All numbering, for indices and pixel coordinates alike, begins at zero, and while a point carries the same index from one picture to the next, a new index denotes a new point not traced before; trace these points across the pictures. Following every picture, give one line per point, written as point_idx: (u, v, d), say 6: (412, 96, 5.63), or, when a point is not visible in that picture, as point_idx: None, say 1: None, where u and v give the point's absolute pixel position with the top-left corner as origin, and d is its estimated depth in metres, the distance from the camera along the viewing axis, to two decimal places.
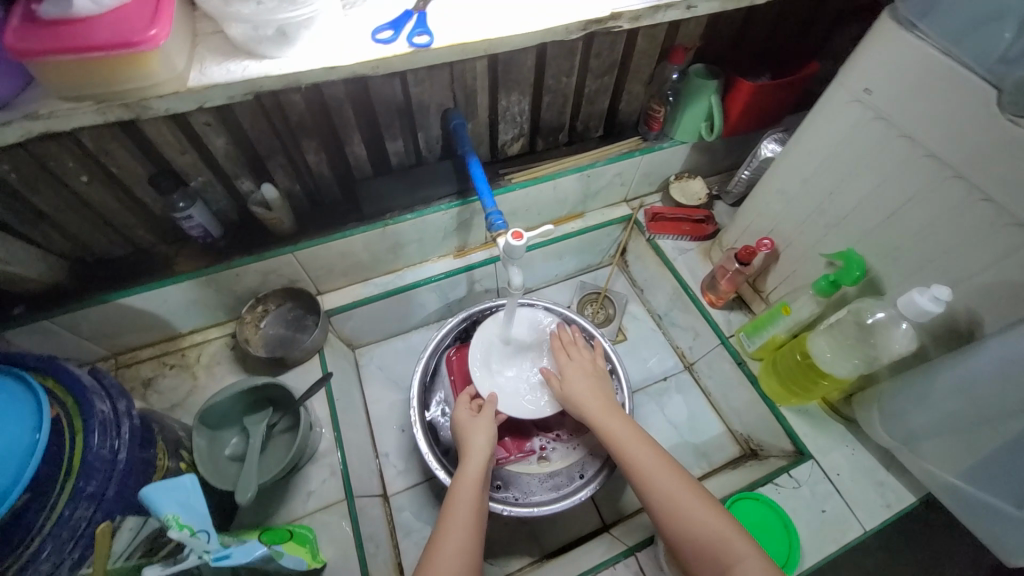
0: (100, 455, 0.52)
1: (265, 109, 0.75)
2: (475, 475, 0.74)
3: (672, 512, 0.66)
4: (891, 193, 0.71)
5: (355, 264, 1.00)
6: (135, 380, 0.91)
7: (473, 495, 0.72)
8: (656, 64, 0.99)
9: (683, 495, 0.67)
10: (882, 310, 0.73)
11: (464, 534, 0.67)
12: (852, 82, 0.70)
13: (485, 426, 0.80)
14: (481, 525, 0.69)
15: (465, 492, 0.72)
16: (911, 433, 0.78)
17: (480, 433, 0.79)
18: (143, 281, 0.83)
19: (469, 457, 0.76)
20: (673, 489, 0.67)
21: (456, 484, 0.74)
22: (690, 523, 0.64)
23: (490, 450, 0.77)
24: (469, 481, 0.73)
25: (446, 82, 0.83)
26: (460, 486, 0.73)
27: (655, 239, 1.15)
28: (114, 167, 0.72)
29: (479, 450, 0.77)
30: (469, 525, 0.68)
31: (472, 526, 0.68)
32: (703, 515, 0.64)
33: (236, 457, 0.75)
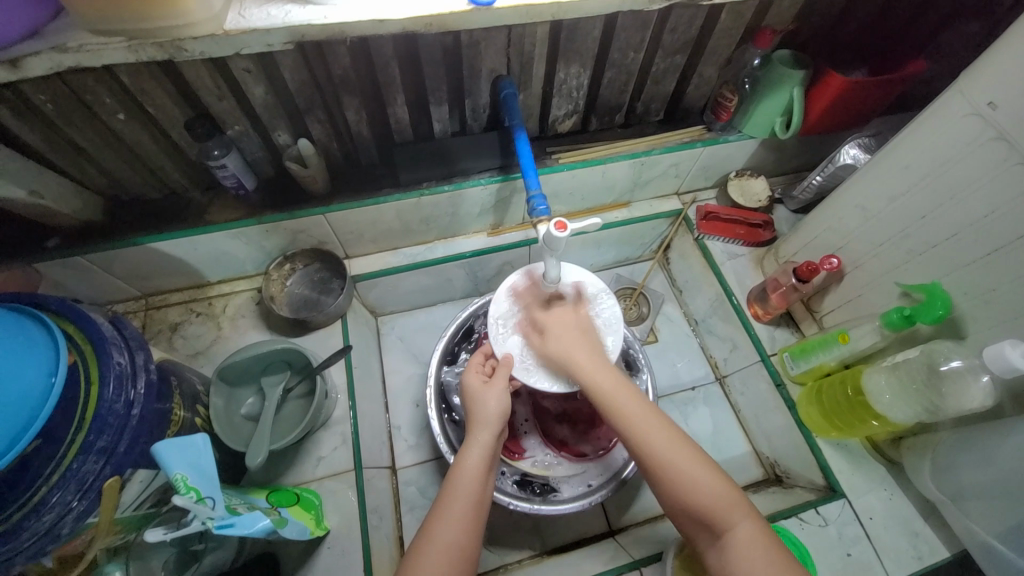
0: (113, 409, 0.52)
1: (307, 59, 0.70)
2: (477, 460, 0.67)
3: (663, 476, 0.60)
4: (999, 227, 0.61)
5: (386, 232, 0.96)
6: (162, 324, 0.91)
7: (477, 484, 0.65)
8: (736, 47, 0.89)
9: (678, 457, 0.60)
10: (961, 359, 0.66)
11: (460, 526, 0.61)
12: (975, 90, 0.59)
13: (498, 396, 0.71)
14: (478, 511, 0.64)
15: (463, 479, 0.65)
16: (959, 489, 0.71)
17: (490, 402, 0.70)
18: (174, 227, 0.82)
19: (473, 437, 0.69)
20: (666, 450, 0.61)
21: (453, 469, 0.66)
22: (688, 487, 0.59)
23: (497, 427, 0.69)
24: (468, 469, 0.66)
25: (502, 46, 0.76)
26: (458, 472, 0.66)
27: (704, 240, 1.07)
28: (150, 107, 0.70)
29: (487, 427, 0.69)
30: (466, 519, 0.62)
31: (469, 519, 0.62)
32: (703, 479, 0.59)
33: (251, 417, 0.75)
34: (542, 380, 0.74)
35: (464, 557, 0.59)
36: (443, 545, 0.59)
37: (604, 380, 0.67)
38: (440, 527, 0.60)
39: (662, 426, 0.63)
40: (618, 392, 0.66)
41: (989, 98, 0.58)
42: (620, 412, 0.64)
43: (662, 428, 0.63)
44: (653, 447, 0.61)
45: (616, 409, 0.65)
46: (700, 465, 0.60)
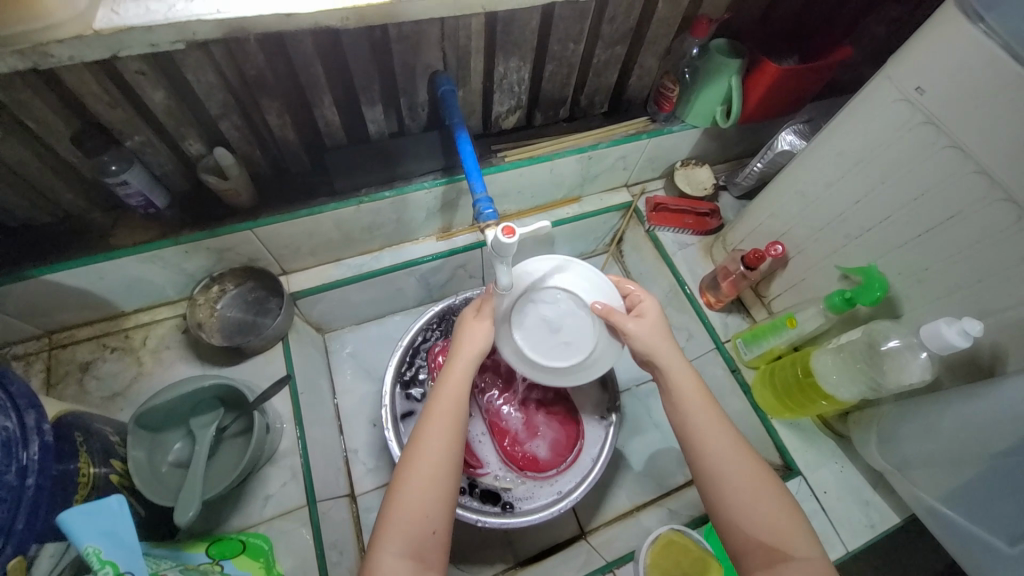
0: (2, 482, 0.45)
1: (214, 60, 0.62)
2: (461, 378, 0.63)
3: (731, 496, 0.57)
4: (930, 209, 0.64)
5: (325, 244, 0.89)
6: (70, 364, 0.80)
7: (461, 399, 0.62)
8: (675, 37, 0.89)
9: (754, 480, 0.57)
10: (898, 338, 0.69)
11: (443, 441, 0.58)
12: (904, 77, 0.61)
13: (482, 330, 0.67)
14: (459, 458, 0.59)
15: (444, 397, 0.61)
16: (904, 458, 0.75)
17: (478, 327, 0.68)
18: (73, 255, 0.72)
19: (456, 357, 0.65)
20: (740, 475, 0.57)
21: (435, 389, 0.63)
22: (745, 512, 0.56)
23: (482, 349, 0.66)
24: (447, 388, 0.62)
25: (436, 39, 0.71)
26: (441, 387, 0.62)
27: (655, 232, 1.07)
28: (27, 120, 0.60)
29: (468, 346, 0.66)
30: (449, 434, 0.59)
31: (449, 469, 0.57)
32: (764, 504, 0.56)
33: (180, 463, 0.68)
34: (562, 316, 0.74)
35: (446, 468, 0.57)
36: (426, 469, 0.56)
37: (691, 385, 0.63)
38: (425, 447, 0.58)
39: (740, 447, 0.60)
40: (697, 402, 0.62)
41: (916, 85, 0.60)
42: (693, 420, 0.61)
43: (737, 448, 0.59)
44: (730, 467, 0.58)
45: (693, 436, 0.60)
46: (772, 493, 0.57)
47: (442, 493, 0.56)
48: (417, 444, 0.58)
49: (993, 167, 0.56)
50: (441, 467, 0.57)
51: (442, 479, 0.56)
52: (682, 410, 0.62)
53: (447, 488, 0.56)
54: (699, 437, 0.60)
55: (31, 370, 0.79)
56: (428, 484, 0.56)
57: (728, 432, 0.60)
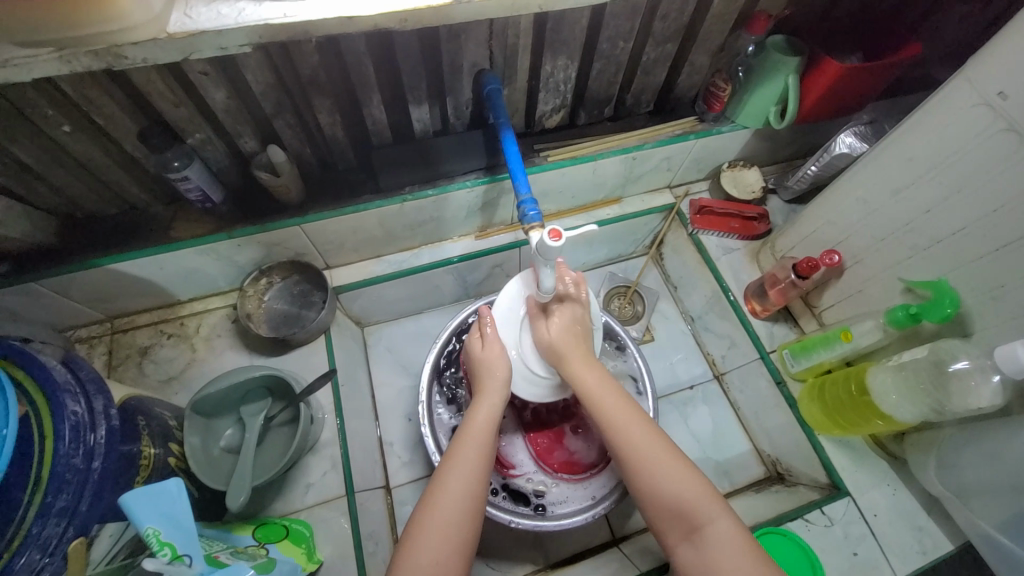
0: (70, 465, 0.47)
1: (271, 60, 0.64)
2: (487, 420, 0.67)
3: (646, 474, 0.60)
4: (1011, 221, 0.59)
5: (368, 240, 0.91)
6: (130, 348, 0.85)
7: (487, 440, 0.65)
8: (730, 33, 0.85)
9: (658, 456, 0.61)
10: (967, 359, 0.64)
11: (466, 480, 0.61)
12: (986, 79, 0.56)
13: (500, 358, 0.72)
14: (477, 499, 0.61)
15: (471, 437, 0.65)
16: (967, 485, 0.70)
17: (499, 362, 0.71)
18: (136, 246, 0.76)
19: (483, 399, 0.69)
20: (653, 457, 0.61)
21: (462, 428, 0.66)
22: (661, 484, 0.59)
23: (507, 389, 0.70)
24: (474, 428, 0.66)
25: (484, 38, 0.71)
26: (468, 428, 0.66)
27: (699, 235, 1.04)
28: (99, 118, 0.63)
29: (498, 384, 0.70)
30: (474, 472, 0.62)
31: (467, 505, 0.60)
32: (678, 475, 0.60)
33: (231, 449, 0.71)
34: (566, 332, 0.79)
35: (467, 510, 0.59)
36: (448, 507, 0.59)
37: (589, 378, 0.68)
38: (447, 484, 0.61)
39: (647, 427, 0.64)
40: (608, 397, 0.66)
41: (1001, 88, 0.55)
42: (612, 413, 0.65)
43: (647, 429, 0.63)
44: (636, 450, 0.62)
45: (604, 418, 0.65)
46: (682, 469, 0.60)
47: (464, 536, 0.58)
48: (438, 481, 0.61)
49: None
50: (464, 509, 0.59)
51: (465, 521, 0.59)
52: (601, 408, 0.65)
53: (468, 526, 0.59)
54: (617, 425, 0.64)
55: (97, 352, 0.84)
56: (451, 524, 0.58)
57: (638, 418, 0.64)
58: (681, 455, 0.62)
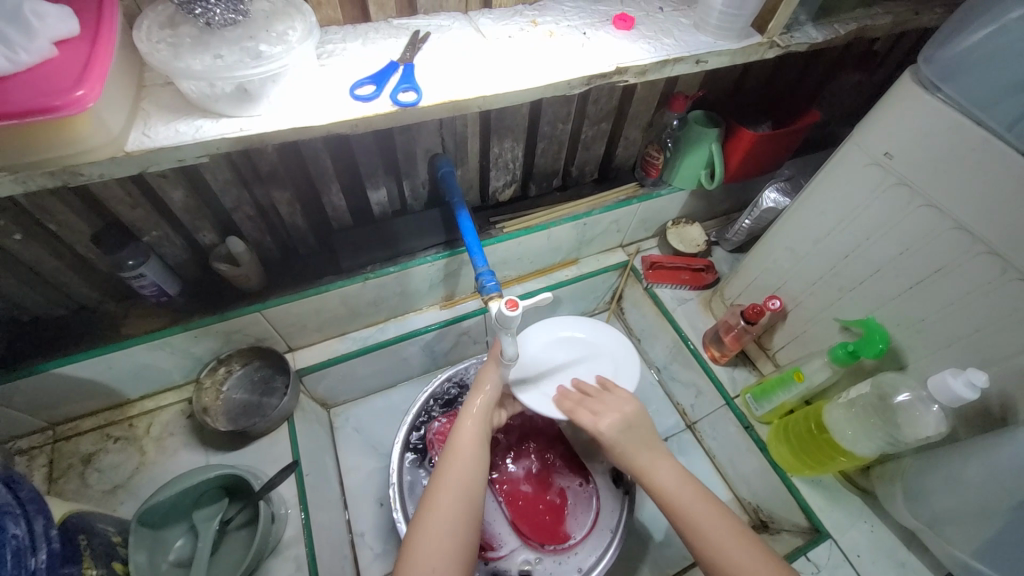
0: None
1: (230, 160, 0.67)
2: (475, 428, 0.67)
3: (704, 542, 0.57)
4: (916, 262, 0.66)
5: (331, 319, 0.91)
6: (72, 457, 0.79)
7: (477, 450, 0.66)
8: (655, 111, 0.95)
9: (708, 519, 0.58)
10: (908, 392, 0.69)
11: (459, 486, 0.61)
12: (871, 143, 0.66)
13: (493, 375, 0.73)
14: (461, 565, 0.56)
15: (463, 444, 0.65)
16: (934, 514, 0.72)
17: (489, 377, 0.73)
18: (84, 347, 0.73)
19: (473, 407, 0.70)
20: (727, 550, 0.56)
21: (453, 437, 0.67)
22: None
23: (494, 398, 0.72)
24: (465, 434, 0.66)
25: (434, 128, 0.77)
26: (459, 438, 0.66)
27: (653, 289, 1.09)
28: (51, 223, 0.63)
29: (483, 401, 0.71)
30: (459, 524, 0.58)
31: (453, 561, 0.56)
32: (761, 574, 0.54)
33: (181, 562, 0.65)
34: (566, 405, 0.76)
35: (462, 515, 0.59)
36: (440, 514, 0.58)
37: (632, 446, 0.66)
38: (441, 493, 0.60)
39: (699, 496, 0.61)
40: (652, 463, 0.64)
41: (886, 149, 0.64)
42: (659, 482, 0.62)
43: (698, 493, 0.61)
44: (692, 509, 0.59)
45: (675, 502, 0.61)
46: (735, 533, 0.57)
47: (459, 542, 0.57)
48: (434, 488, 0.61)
49: (970, 223, 0.59)
50: (455, 515, 0.59)
51: (456, 526, 0.58)
52: (648, 475, 0.63)
53: None
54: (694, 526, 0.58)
55: (31, 466, 0.78)
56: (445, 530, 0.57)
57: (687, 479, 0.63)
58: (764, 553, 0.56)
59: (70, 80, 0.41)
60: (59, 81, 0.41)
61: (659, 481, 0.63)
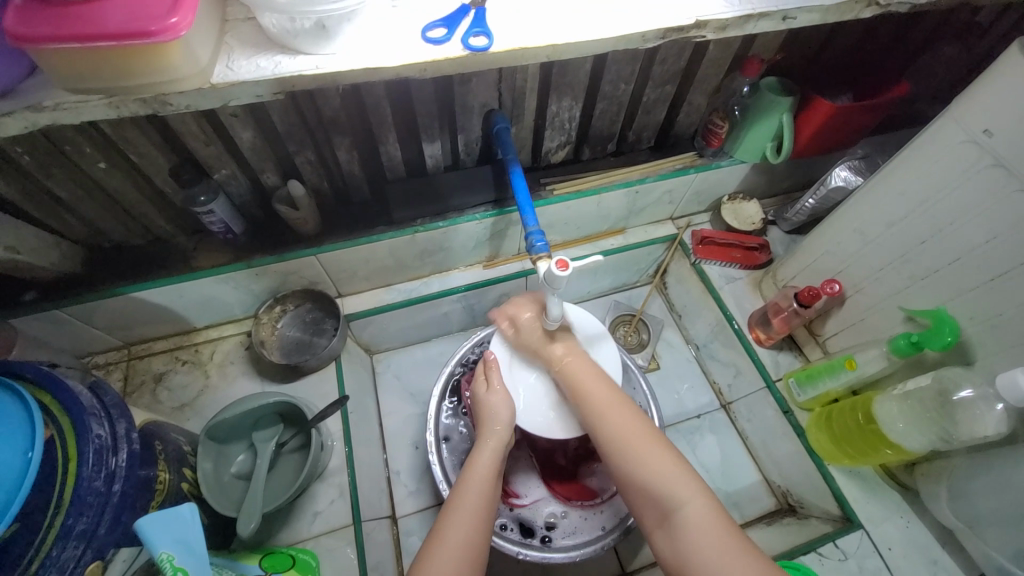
0: (92, 488, 0.49)
1: (296, 103, 0.69)
2: (488, 463, 0.67)
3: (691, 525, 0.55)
4: (1004, 252, 0.61)
5: (380, 269, 0.94)
6: (146, 374, 0.87)
7: (489, 486, 0.65)
8: (725, 75, 0.90)
9: (692, 494, 0.57)
10: (971, 388, 0.65)
11: (468, 529, 0.60)
12: (968, 119, 0.60)
13: (505, 401, 0.72)
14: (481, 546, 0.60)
15: (476, 479, 0.64)
16: (980, 516, 0.69)
17: (502, 407, 0.71)
18: (158, 275, 0.79)
19: (488, 441, 0.69)
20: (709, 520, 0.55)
21: (465, 472, 0.66)
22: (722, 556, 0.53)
23: (509, 435, 0.70)
24: (478, 470, 0.66)
25: (493, 81, 0.76)
26: (471, 472, 0.65)
27: (701, 265, 1.06)
28: (134, 155, 0.67)
29: (499, 436, 0.69)
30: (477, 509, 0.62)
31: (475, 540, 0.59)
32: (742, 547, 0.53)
33: (242, 475, 0.71)
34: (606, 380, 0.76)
35: (470, 560, 0.58)
36: (446, 556, 0.57)
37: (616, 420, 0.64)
38: (448, 535, 0.59)
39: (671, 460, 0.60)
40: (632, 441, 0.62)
41: (985, 126, 0.59)
42: (630, 446, 0.62)
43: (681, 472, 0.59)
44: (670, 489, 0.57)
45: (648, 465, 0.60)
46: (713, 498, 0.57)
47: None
48: (442, 527, 0.61)
49: None
50: (462, 562, 0.57)
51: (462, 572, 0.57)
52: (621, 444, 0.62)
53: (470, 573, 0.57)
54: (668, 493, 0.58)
55: (112, 378, 0.86)
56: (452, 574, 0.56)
57: (667, 452, 0.61)
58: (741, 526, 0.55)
59: (165, 5, 0.42)
60: (150, 7, 0.42)
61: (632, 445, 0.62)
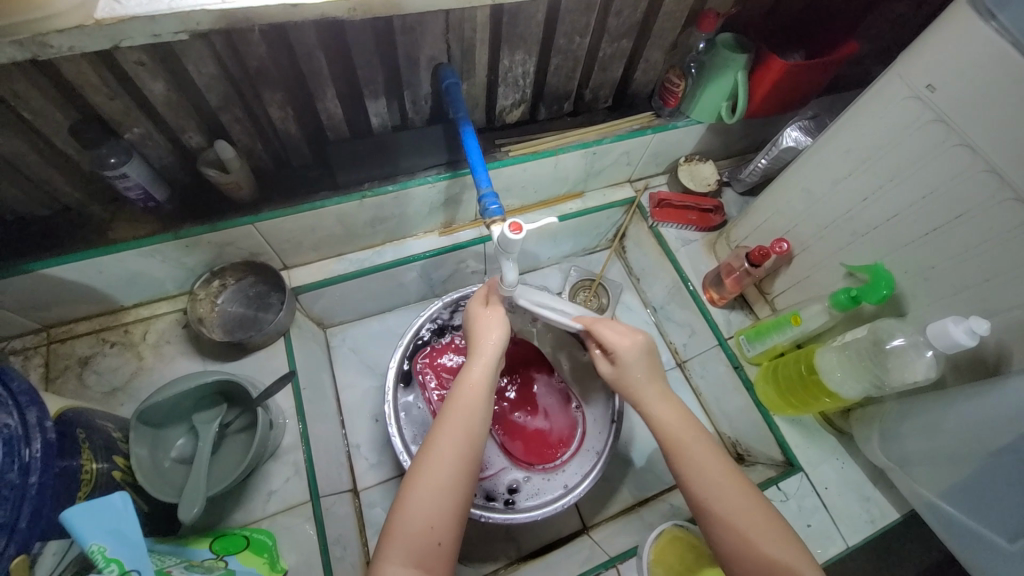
0: (4, 481, 0.45)
1: (215, 50, 0.61)
2: (481, 379, 0.65)
3: (734, 533, 0.57)
4: (937, 209, 0.64)
5: (327, 238, 0.89)
6: (69, 359, 0.80)
7: (482, 401, 0.63)
8: (681, 30, 0.87)
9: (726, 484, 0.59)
10: (903, 337, 0.69)
11: (456, 444, 0.59)
12: (912, 74, 0.61)
13: (498, 323, 0.70)
14: (467, 473, 0.58)
15: (464, 400, 0.62)
16: (905, 454, 0.75)
17: (497, 326, 0.69)
18: (73, 249, 0.71)
19: (479, 358, 0.66)
20: (737, 510, 0.57)
21: (455, 391, 0.64)
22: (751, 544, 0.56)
23: (501, 353, 0.68)
24: (472, 387, 0.63)
25: (440, 31, 0.70)
26: (462, 387, 0.64)
27: (658, 227, 1.07)
28: (24, 111, 0.58)
29: (492, 352, 0.67)
30: (461, 436, 0.60)
31: (460, 471, 0.58)
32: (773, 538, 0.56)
33: (184, 459, 0.67)
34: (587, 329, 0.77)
35: (464, 468, 0.59)
36: (435, 469, 0.57)
37: (671, 418, 0.64)
38: (440, 449, 0.58)
39: (708, 451, 0.61)
40: (690, 436, 0.62)
41: (927, 81, 0.59)
42: (659, 416, 0.65)
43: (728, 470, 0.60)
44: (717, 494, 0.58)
45: (680, 451, 0.62)
46: (749, 496, 0.59)
47: (453, 506, 0.56)
48: (434, 441, 0.60)
49: (1003, 166, 0.56)
50: (454, 478, 0.57)
51: (455, 481, 0.57)
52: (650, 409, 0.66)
53: (452, 496, 0.57)
54: (699, 478, 0.59)
55: (29, 365, 0.78)
56: (444, 485, 0.57)
57: (706, 447, 0.62)
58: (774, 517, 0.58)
59: None
60: None
61: (659, 414, 0.65)
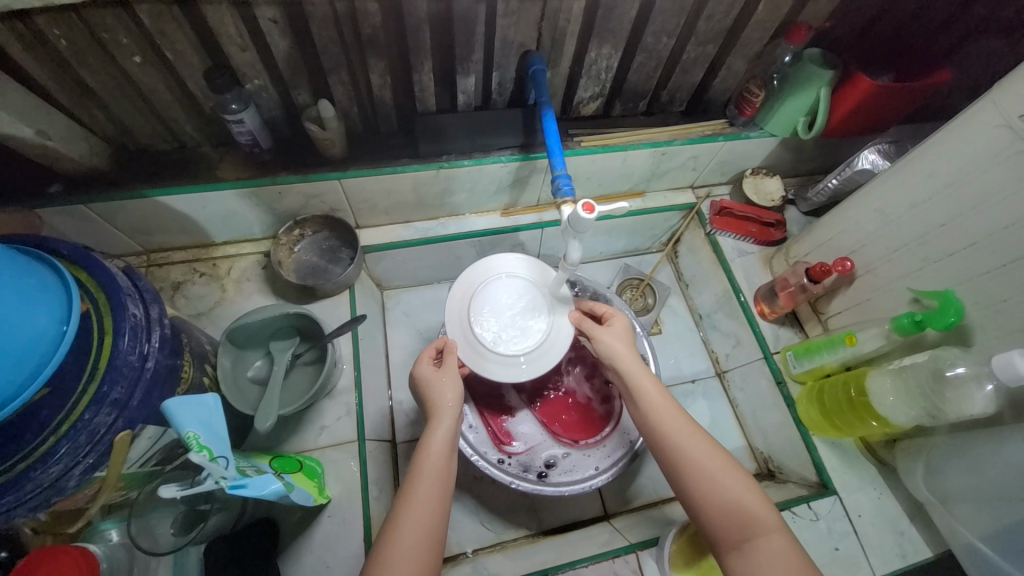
0: (127, 361, 0.51)
1: (337, 14, 0.67)
2: (442, 442, 0.64)
3: (695, 484, 0.60)
4: (1018, 241, 0.63)
5: (400, 204, 0.94)
6: (164, 282, 0.89)
7: (443, 468, 0.62)
8: (768, 42, 0.88)
9: (685, 444, 0.62)
10: (965, 366, 0.68)
11: (427, 507, 0.59)
12: (1010, 101, 0.59)
13: (452, 384, 0.69)
14: (438, 533, 0.58)
15: (428, 459, 0.62)
16: (950, 491, 0.73)
17: (448, 386, 0.69)
18: (185, 182, 0.79)
19: (437, 421, 0.66)
20: (700, 467, 0.60)
21: (418, 454, 0.64)
22: (710, 495, 0.59)
23: (459, 413, 0.67)
24: (431, 451, 0.63)
25: (536, 18, 0.74)
26: (424, 456, 0.63)
27: (716, 235, 1.07)
28: (169, 53, 0.66)
29: (449, 410, 0.67)
30: (432, 497, 0.60)
31: (429, 530, 0.58)
32: (737, 492, 0.59)
33: (258, 380, 0.75)
34: (539, 352, 0.75)
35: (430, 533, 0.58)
36: (409, 534, 0.56)
37: (646, 384, 0.67)
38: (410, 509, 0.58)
39: (677, 416, 0.65)
40: (655, 398, 0.66)
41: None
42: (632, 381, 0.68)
43: (698, 438, 0.63)
44: (691, 467, 0.61)
45: (649, 416, 0.66)
46: (712, 456, 0.61)
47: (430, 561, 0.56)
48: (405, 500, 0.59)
49: None
50: (425, 533, 0.57)
51: (424, 553, 0.56)
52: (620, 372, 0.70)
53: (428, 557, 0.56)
54: (665, 436, 0.63)
55: None
56: (416, 535, 0.57)
57: (671, 411, 0.65)
58: (738, 474, 0.60)
59: None
60: None
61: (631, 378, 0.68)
